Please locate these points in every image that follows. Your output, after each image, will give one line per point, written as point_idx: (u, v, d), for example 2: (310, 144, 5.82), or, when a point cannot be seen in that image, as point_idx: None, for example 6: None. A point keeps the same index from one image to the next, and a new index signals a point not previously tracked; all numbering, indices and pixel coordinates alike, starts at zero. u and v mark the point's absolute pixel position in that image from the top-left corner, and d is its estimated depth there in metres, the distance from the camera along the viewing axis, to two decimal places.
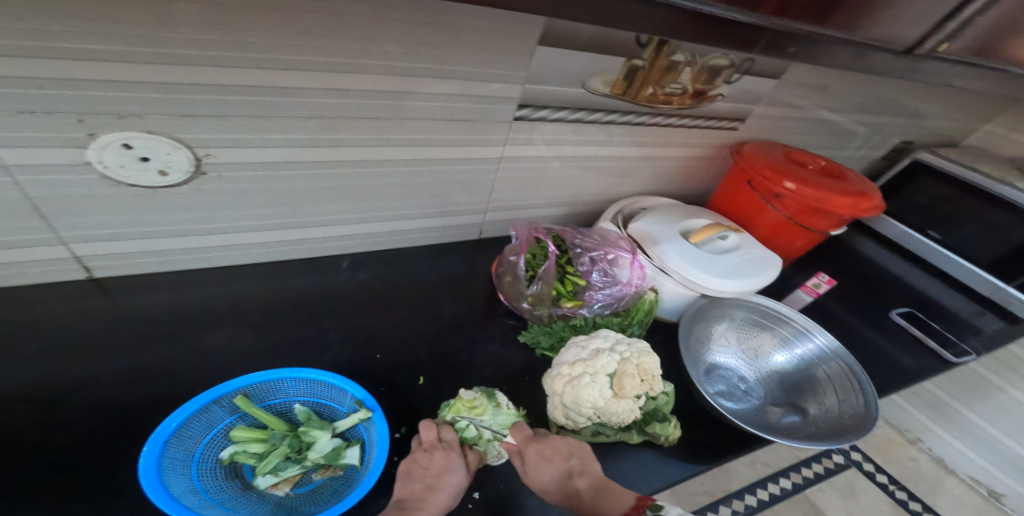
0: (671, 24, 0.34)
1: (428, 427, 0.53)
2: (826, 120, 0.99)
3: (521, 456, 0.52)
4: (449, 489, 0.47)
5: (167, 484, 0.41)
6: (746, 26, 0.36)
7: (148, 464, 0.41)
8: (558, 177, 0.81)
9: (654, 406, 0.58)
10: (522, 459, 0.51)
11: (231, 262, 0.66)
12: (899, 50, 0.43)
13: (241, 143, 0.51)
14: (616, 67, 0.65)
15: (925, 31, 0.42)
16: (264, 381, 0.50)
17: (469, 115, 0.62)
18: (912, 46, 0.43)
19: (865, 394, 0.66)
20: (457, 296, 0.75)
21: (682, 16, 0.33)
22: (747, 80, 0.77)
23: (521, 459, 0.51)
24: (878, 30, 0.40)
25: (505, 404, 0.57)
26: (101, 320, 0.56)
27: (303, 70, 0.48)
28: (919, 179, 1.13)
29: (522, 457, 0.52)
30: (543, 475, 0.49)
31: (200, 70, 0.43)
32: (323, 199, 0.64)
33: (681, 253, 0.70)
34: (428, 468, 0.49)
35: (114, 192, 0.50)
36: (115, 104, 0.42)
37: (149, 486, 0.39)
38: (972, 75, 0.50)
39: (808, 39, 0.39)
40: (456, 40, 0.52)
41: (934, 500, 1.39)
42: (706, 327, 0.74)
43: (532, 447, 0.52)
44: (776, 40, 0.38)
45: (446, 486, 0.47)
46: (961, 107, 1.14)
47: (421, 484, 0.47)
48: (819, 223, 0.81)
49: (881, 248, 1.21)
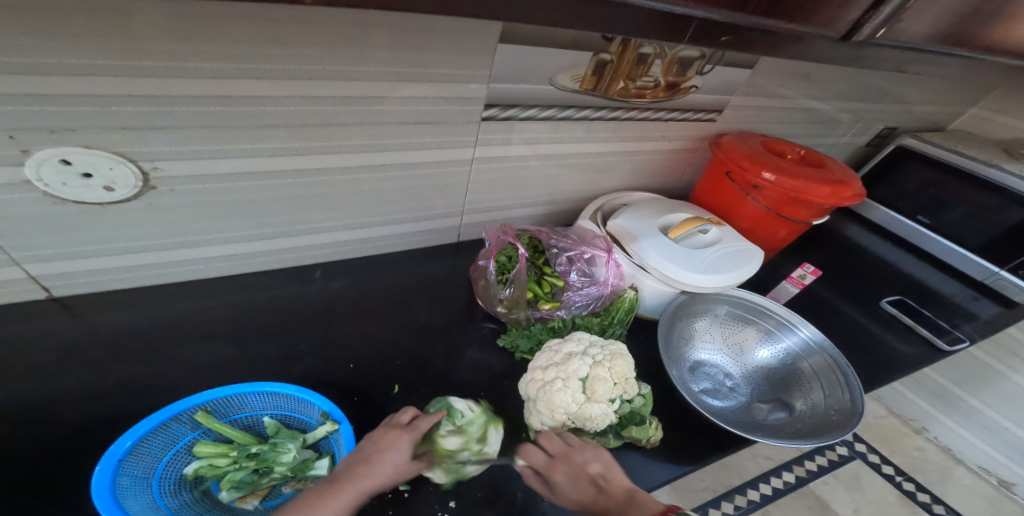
0: (597, 16, 0.33)
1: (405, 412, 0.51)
2: (808, 109, 0.98)
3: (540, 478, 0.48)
4: (387, 467, 0.44)
5: (123, 503, 0.40)
6: (686, 15, 0.34)
7: (101, 484, 0.40)
8: (535, 176, 0.79)
9: (630, 409, 0.56)
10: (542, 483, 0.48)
11: (201, 276, 0.65)
12: (834, 36, 0.41)
13: (191, 154, 0.50)
14: (583, 62, 0.63)
15: (860, 15, 0.39)
16: (227, 395, 0.49)
17: (438, 117, 0.61)
18: (848, 32, 0.41)
19: (851, 388, 0.65)
20: (436, 302, 0.74)
21: (604, 8, 0.32)
22: (720, 71, 0.76)
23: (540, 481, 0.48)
24: (810, 18, 0.38)
25: (466, 409, 0.54)
26: (62, 339, 0.55)
27: (258, 78, 0.47)
28: (905, 165, 1.12)
29: (540, 482, 0.48)
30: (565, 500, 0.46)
31: (141, 81, 0.43)
32: (289, 208, 0.63)
33: (659, 248, 0.69)
34: (378, 442, 0.46)
35: (62, 210, 0.49)
36: (50, 118, 0.42)
37: (102, 507, 0.38)
38: (927, 59, 0.48)
39: (742, 28, 0.37)
40: (414, 41, 0.51)
41: (942, 490, 1.37)
42: (688, 324, 0.73)
43: (553, 473, 0.48)
44: (708, 28, 0.37)
45: (384, 463, 0.44)
46: (946, 91, 1.12)
47: (363, 456, 0.44)
48: (800, 214, 0.79)
49: (873, 235, 1.20)
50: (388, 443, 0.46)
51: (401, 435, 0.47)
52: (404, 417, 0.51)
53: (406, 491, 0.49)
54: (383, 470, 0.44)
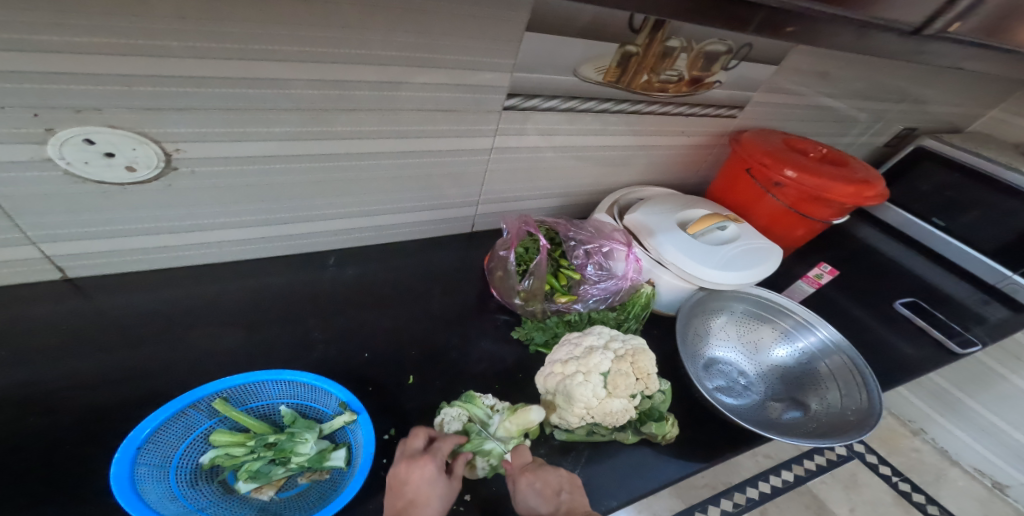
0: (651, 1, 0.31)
1: (416, 435, 0.49)
2: (827, 107, 0.97)
3: (513, 483, 0.48)
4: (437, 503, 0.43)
5: (141, 491, 0.40)
6: (737, 3, 0.34)
7: (120, 472, 0.40)
8: (551, 168, 0.78)
9: (650, 405, 0.57)
10: (513, 486, 0.48)
11: (215, 260, 0.65)
12: (890, 28, 0.40)
13: (212, 137, 0.50)
14: (608, 53, 0.62)
15: (933, 13, 0.39)
16: (244, 383, 0.48)
17: (458, 106, 0.60)
18: (920, 27, 0.41)
19: (868, 390, 0.64)
20: (448, 292, 0.73)
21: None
22: (745, 66, 0.74)
23: (512, 486, 0.48)
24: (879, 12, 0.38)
25: (463, 414, 0.53)
26: (79, 320, 0.55)
27: (280, 61, 0.46)
28: (923, 166, 1.10)
29: (512, 485, 0.48)
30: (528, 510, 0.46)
31: (165, 61, 0.42)
32: (307, 194, 0.62)
33: (678, 244, 0.68)
34: (408, 481, 0.44)
35: (81, 190, 0.48)
36: (72, 97, 0.41)
37: (123, 494, 0.38)
38: (978, 57, 0.47)
39: (807, 18, 0.36)
40: (439, 27, 0.50)
41: (939, 492, 1.38)
42: (703, 321, 0.73)
43: (523, 477, 0.48)
44: (768, 18, 0.36)
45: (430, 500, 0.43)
46: (967, 93, 1.10)
47: (404, 500, 0.43)
48: (820, 213, 0.78)
49: (885, 236, 1.19)
50: (419, 479, 0.44)
51: (427, 463, 0.45)
52: (418, 442, 0.48)
53: None
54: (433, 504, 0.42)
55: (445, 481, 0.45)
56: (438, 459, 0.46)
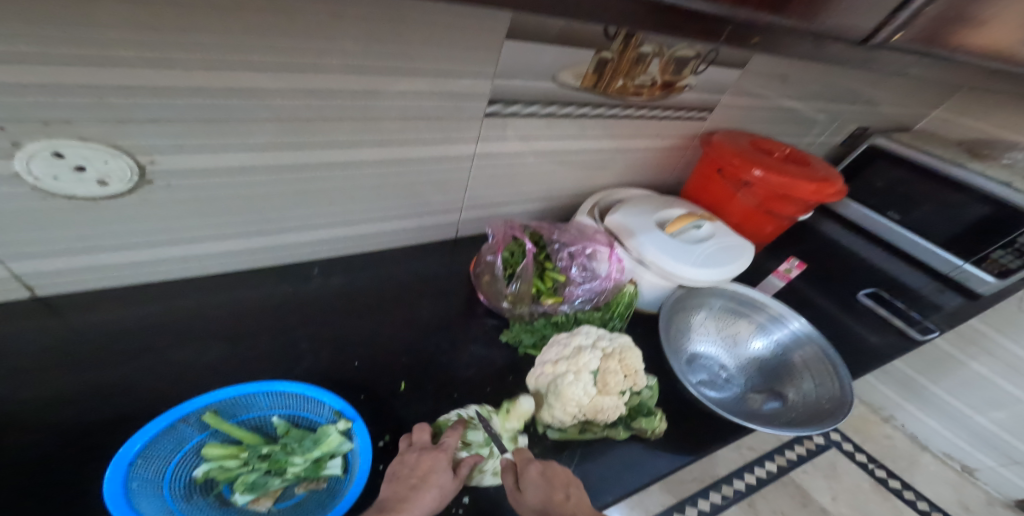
0: (639, 17, 0.34)
1: (422, 430, 0.51)
2: (789, 109, 1.02)
3: (516, 472, 0.48)
4: (435, 491, 0.44)
5: (137, 507, 0.39)
6: (716, 18, 0.36)
7: (113, 488, 0.39)
8: (532, 172, 0.80)
9: (639, 401, 0.59)
10: (516, 475, 0.48)
11: (193, 274, 0.63)
12: (842, 35, 0.43)
13: (189, 148, 0.49)
14: (585, 60, 0.64)
15: (879, 22, 0.43)
16: (235, 395, 0.48)
17: (439, 113, 0.61)
18: (867, 36, 0.44)
19: (840, 378, 0.68)
20: (436, 298, 0.74)
21: (646, 8, 0.33)
22: (712, 71, 0.78)
23: (515, 475, 0.48)
24: (833, 19, 0.40)
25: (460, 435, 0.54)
26: (50, 340, 0.53)
27: (255, 71, 0.46)
28: (877, 163, 1.17)
29: (513, 476, 0.48)
30: (532, 498, 0.45)
31: (138, 71, 0.41)
32: (286, 204, 0.61)
33: (658, 244, 0.71)
34: (416, 467, 0.45)
35: (51, 206, 0.46)
36: (43, 109, 0.39)
37: (117, 510, 0.37)
38: (921, 64, 0.51)
39: (770, 30, 0.39)
40: (418, 35, 0.51)
41: (911, 476, 1.46)
42: (685, 317, 0.75)
43: (532, 466, 0.49)
44: (741, 31, 0.38)
45: (431, 487, 0.44)
46: (912, 95, 1.19)
47: (406, 484, 0.44)
48: (787, 209, 0.83)
49: (847, 231, 1.26)
50: (427, 467, 0.45)
51: (437, 455, 0.47)
52: (424, 437, 0.50)
53: None
54: (433, 491, 0.43)
55: (451, 475, 0.46)
56: (449, 453, 0.48)
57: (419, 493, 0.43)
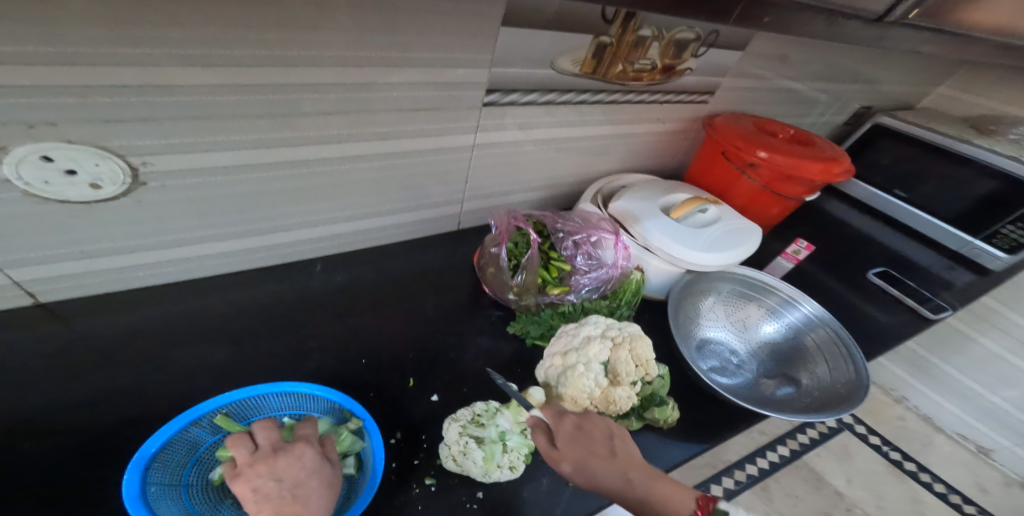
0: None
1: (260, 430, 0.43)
2: (791, 89, 1.00)
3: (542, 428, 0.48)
4: (319, 487, 0.40)
5: (155, 510, 0.38)
6: None
7: (131, 492, 0.38)
8: (533, 161, 0.79)
9: (650, 390, 0.57)
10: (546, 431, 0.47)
11: (195, 275, 0.62)
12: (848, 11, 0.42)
13: (180, 148, 0.48)
14: (583, 44, 0.63)
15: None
16: (246, 397, 0.47)
17: (436, 103, 0.60)
18: (883, 14, 0.44)
19: (854, 361, 0.68)
20: (441, 292, 0.73)
21: None
22: (713, 52, 0.77)
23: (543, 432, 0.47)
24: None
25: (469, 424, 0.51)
26: (54, 346, 0.52)
27: (246, 66, 0.45)
28: (882, 142, 1.15)
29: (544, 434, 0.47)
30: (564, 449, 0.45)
31: (131, 69, 0.40)
32: (287, 201, 0.61)
33: (663, 229, 0.70)
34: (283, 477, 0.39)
35: (46, 211, 0.46)
36: (27, 111, 0.38)
37: (137, 511, 0.37)
38: (931, 39, 0.50)
39: (778, 8, 0.39)
40: (412, 24, 0.50)
41: (926, 457, 1.44)
42: (694, 303, 0.74)
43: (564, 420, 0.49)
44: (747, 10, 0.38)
45: (312, 487, 0.39)
46: (916, 71, 1.17)
47: (286, 496, 0.38)
48: (793, 190, 0.81)
49: (853, 211, 1.24)
50: (294, 470, 0.40)
51: (299, 450, 0.41)
52: (260, 438, 0.42)
53: (433, 485, 0.49)
54: (318, 488, 0.40)
55: (325, 462, 0.42)
56: (310, 444, 0.43)
57: (310, 496, 0.39)
